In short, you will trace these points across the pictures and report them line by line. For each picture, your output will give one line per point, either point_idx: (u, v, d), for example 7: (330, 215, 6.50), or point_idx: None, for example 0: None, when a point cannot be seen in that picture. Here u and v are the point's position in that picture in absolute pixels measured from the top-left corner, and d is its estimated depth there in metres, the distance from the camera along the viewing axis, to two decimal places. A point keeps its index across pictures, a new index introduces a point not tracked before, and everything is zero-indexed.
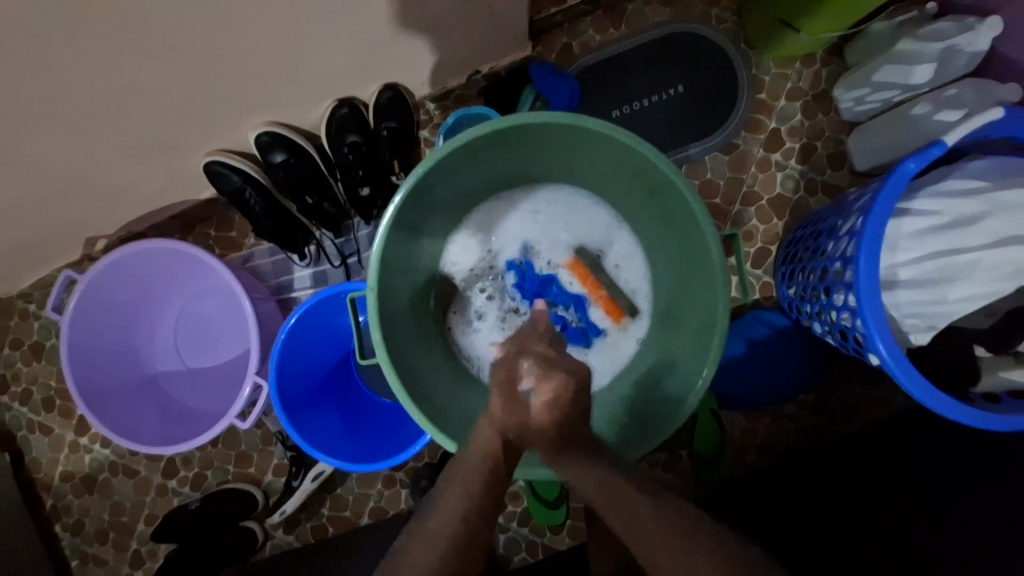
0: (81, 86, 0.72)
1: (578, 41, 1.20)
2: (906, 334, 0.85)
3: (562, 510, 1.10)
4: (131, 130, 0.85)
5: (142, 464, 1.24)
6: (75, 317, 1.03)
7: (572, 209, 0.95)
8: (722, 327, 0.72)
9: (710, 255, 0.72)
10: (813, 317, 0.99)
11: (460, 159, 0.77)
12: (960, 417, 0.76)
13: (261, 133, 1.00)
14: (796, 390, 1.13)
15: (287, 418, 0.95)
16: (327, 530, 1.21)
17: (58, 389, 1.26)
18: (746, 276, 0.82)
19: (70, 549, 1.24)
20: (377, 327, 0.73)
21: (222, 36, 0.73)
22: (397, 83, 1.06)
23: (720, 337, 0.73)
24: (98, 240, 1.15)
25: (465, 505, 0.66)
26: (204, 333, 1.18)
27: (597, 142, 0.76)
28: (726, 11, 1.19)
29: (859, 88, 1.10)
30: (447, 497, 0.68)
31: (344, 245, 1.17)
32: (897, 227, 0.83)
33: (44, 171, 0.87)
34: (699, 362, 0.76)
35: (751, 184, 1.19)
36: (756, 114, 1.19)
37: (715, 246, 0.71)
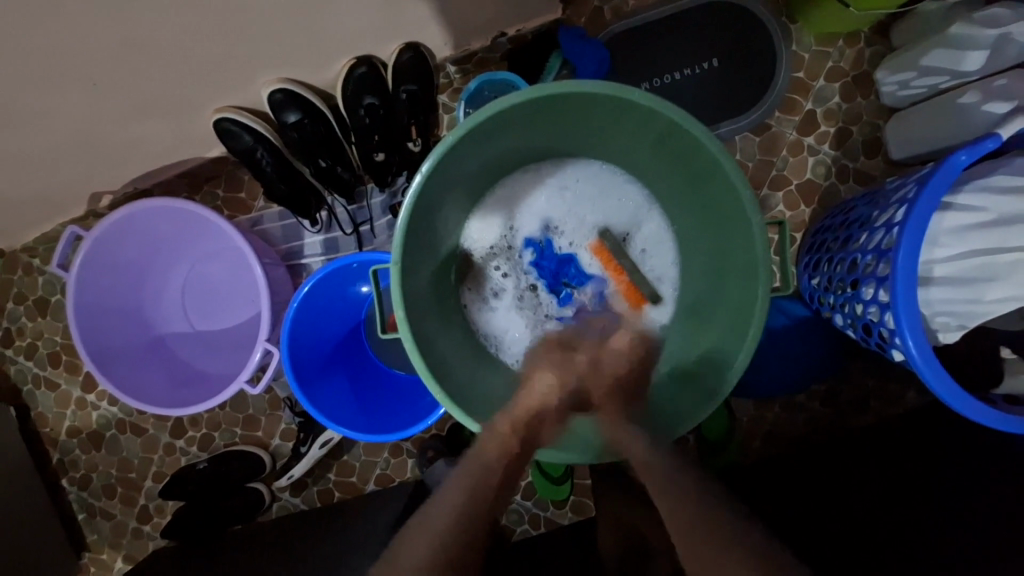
0: (87, 30, 0.67)
1: (611, 5, 1.12)
2: (934, 332, 0.83)
3: (567, 487, 1.12)
4: (140, 80, 0.80)
5: (150, 424, 1.25)
6: (82, 275, 1.01)
7: (600, 188, 0.91)
8: (759, 320, 0.70)
9: (753, 246, 0.70)
10: (835, 309, 0.97)
11: (492, 128, 0.73)
12: (983, 419, 0.75)
13: (274, 90, 0.94)
14: (809, 381, 1.13)
15: (298, 386, 0.94)
16: (333, 495, 1.22)
17: (64, 345, 1.24)
18: (789, 266, 0.78)
19: (77, 502, 1.26)
20: (400, 304, 0.71)
21: None
22: (419, 42, 1.00)
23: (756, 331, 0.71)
24: (104, 196, 1.12)
25: (474, 498, 0.71)
26: (212, 296, 1.16)
27: (642, 118, 0.72)
28: None
29: (904, 72, 1.04)
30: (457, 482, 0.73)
31: (357, 212, 1.14)
32: (938, 221, 0.80)
33: (48, 121, 0.83)
34: (729, 355, 0.74)
35: (781, 168, 1.14)
36: (793, 94, 1.14)
37: (760, 237, 0.69)
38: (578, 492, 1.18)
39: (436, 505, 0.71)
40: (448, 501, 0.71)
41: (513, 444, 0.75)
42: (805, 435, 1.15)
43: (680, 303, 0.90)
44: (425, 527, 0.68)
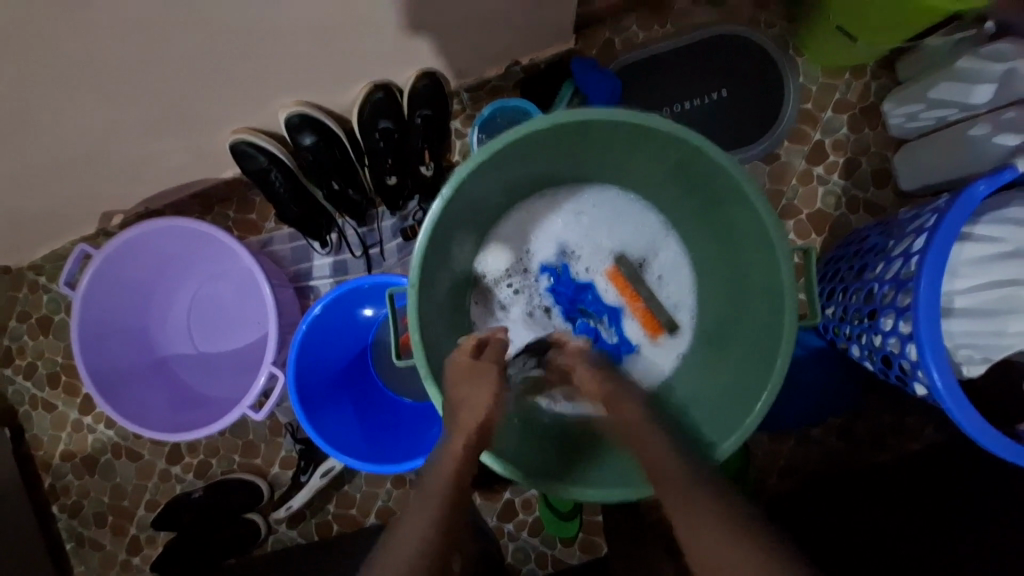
0: (116, 48, 0.69)
1: (621, 38, 1.15)
2: (958, 364, 0.81)
3: (577, 523, 1.08)
4: (163, 101, 0.82)
5: (146, 448, 1.21)
6: (88, 294, 0.99)
7: (616, 213, 0.91)
8: (786, 354, 0.68)
9: (778, 275, 0.68)
10: (851, 339, 0.96)
11: (511, 153, 0.73)
12: (1012, 456, 0.72)
13: (291, 113, 0.95)
14: (824, 413, 1.10)
15: (303, 413, 0.91)
16: (332, 528, 1.18)
17: (64, 365, 1.22)
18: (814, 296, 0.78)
19: (67, 531, 1.21)
20: (416, 326, 0.69)
21: (269, 5, 0.70)
22: (435, 70, 1.01)
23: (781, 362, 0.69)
24: (116, 215, 1.12)
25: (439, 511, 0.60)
26: (217, 317, 1.14)
27: (662, 143, 0.72)
28: (776, 16, 1.15)
29: (911, 104, 1.06)
30: (419, 507, 0.60)
31: (367, 234, 1.13)
32: (957, 252, 0.80)
33: (70, 139, 0.84)
34: (756, 385, 0.71)
35: (792, 198, 1.15)
36: (801, 125, 1.15)
37: (786, 269, 0.67)
38: (588, 530, 1.13)
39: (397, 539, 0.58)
40: (413, 529, 0.58)
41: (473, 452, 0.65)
42: (822, 471, 1.11)
43: (700, 330, 0.89)
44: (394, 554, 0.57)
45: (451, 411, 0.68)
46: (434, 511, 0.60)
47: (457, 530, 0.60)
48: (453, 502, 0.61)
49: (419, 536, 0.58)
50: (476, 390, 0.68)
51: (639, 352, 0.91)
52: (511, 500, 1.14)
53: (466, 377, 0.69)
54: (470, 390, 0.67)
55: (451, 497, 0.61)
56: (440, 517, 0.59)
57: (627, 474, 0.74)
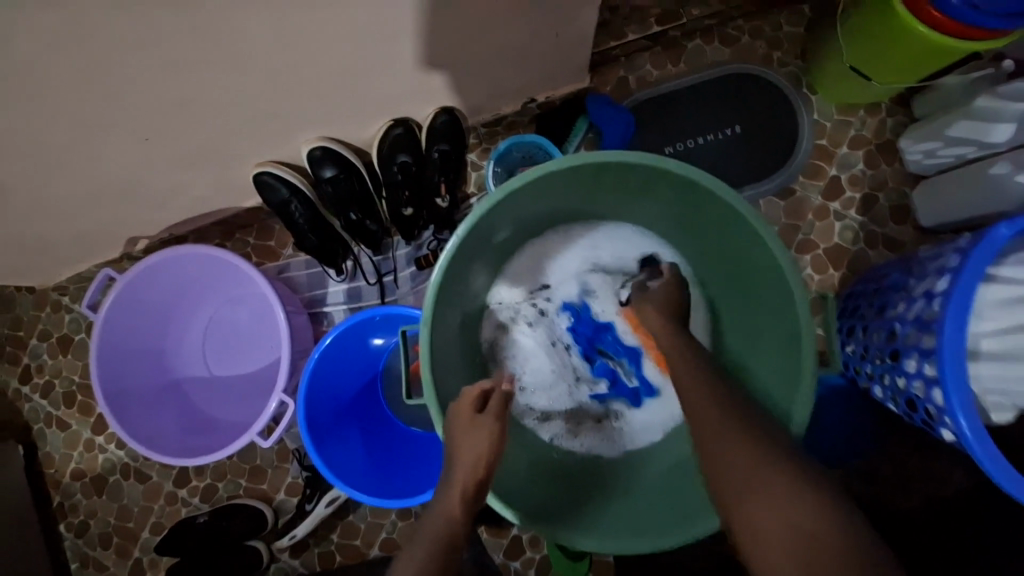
0: (150, 90, 0.73)
1: (635, 75, 1.18)
2: (987, 411, 0.78)
3: (586, 566, 1.02)
4: (192, 136, 0.85)
5: (154, 470, 1.21)
6: (110, 318, 1.02)
7: (633, 251, 0.91)
8: (805, 403, 0.67)
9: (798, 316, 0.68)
10: (874, 379, 0.93)
11: (525, 193, 0.74)
12: None
13: (313, 148, 0.99)
14: (844, 455, 1.06)
15: (311, 442, 0.91)
16: (334, 559, 1.16)
17: (81, 383, 1.24)
18: None
19: (71, 551, 1.21)
20: (427, 363, 0.69)
21: (295, 50, 0.73)
22: (454, 106, 1.04)
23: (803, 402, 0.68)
24: (140, 240, 1.15)
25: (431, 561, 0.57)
26: (232, 341, 1.16)
27: (675, 184, 0.72)
28: (789, 55, 1.17)
29: (927, 142, 1.05)
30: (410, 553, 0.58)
31: (381, 262, 1.15)
32: (982, 294, 0.77)
33: (102, 170, 0.88)
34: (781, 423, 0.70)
35: (808, 232, 1.14)
36: (816, 160, 1.15)
37: (806, 316, 0.66)
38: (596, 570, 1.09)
39: None
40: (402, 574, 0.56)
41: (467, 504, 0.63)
42: None
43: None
44: None
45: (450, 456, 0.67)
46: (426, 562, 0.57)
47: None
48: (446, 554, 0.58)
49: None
50: (476, 438, 0.67)
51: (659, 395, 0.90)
52: (517, 537, 1.11)
53: (466, 427, 0.68)
54: (470, 439, 0.67)
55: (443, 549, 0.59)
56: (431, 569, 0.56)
57: (643, 524, 0.73)
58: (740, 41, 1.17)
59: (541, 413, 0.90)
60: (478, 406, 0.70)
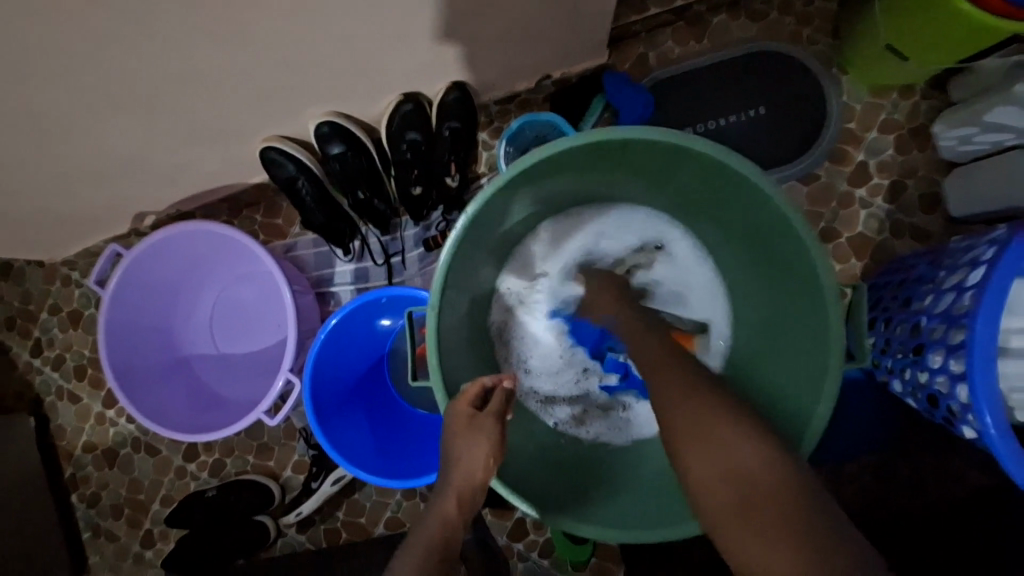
0: (154, 59, 0.70)
1: (655, 52, 1.13)
2: (1012, 411, 0.75)
3: (589, 549, 1.04)
4: (197, 109, 0.83)
5: (164, 444, 1.23)
6: (118, 294, 1.01)
7: (647, 235, 0.88)
8: (830, 392, 0.65)
9: (824, 306, 0.65)
10: (893, 374, 0.91)
11: (539, 172, 0.71)
12: None
13: (321, 123, 0.96)
14: (858, 450, 1.04)
15: (317, 423, 0.90)
16: (340, 535, 1.17)
17: (91, 358, 1.25)
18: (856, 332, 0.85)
19: (84, 520, 1.24)
20: (433, 348, 0.68)
21: (304, 19, 0.70)
22: (466, 82, 1.00)
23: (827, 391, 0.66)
24: (148, 216, 1.13)
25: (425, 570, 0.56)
26: (240, 320, 1.15)
27: (699, 165, 0.69)
28: (820, 33, 1.11)
29: (964, 127, 1.00)
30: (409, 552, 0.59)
31: (389, 243, 1.13)
32: (1016, 288, 0.74)
33: (108, 143, 0.86)
34: (800, 415, 0.68)
35: (831, 220, 1.09)
36: (843, 145, 1.10)
37: (834, 304, 0.63)
38: (600, 555, 1.10)
39: None
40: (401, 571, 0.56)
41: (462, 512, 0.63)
42: None
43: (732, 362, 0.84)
44: None
45: (449, 462, 0.66)
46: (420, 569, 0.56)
47: None
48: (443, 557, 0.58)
49: None
50: (476, 445, 0.66)
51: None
52: (521, 519, 1.11)
53: (466, 429, 0.67)
54: (471, 445, 0.66)
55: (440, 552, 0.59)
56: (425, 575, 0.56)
57: (650, 515, 0.71)
58: (769, 17, 1.11)
59: (545, 399, 0.89)
60: (478, 405, 0.69)
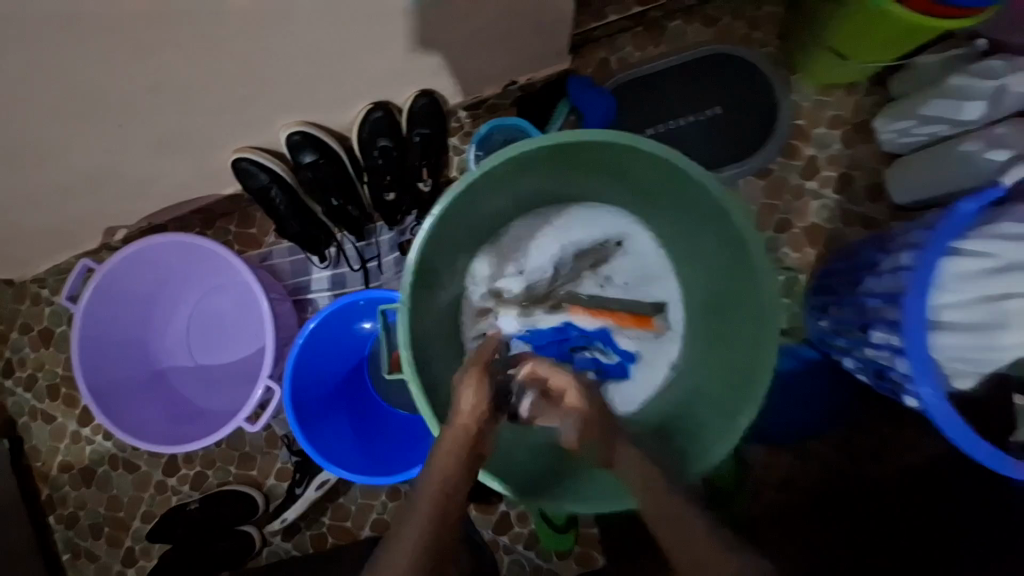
0: (119, 72, 0.71)
1: (617, 57, 1.18)
2: (949, 378, 0.83)
3: (571, 538, 1.08)
4: (166, 120, 0.84)
5: (143, 460, 1.22)
6: (90, 308, 1.01)
7: (604, 232, 0.91)
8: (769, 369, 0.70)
9: (761, 291, 0.70)
10: (847, 352, 0.98)
11: (498, 174, 0.74)
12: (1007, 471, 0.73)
13: (292, 132, 0.97)
14: (821, 428, 1.10)
15: (298, 426, 0.92)
16: (326, 540, 1.18)
17: (64, 376, 1.23)
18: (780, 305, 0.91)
19: (62, 542, 1.21)
20: (405, 344, 0.70)
21: (269, 30, 0.72)
22: (434, 89, 1.03)
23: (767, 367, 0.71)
24: (119, 230, 1.12)
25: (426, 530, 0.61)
26: (217, 331, 1.16)
27: (647, 162, 0.73)
28: (769, 36, 1.17)
29: (903, 120, 1.06)
30: (413, 515, 0.62)
31: (365, 248, 1.14)
32: (946, 267, 0.80)
33: (76, 157, 0.86)
34: (744, 396, 0.74)
35: (786, 212, 1.16)
36: (794, 141, 1.17)
37: (770, 286, 0.69)
38: (583, 543, 1.13)
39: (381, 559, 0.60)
40: (409, 537, 0.60)
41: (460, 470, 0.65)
42: None
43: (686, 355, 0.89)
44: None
45: (448, 415, 0.69)
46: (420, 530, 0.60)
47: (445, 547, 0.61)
48: (448, 513, 0.63)
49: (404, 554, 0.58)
50: (469, 391, 0.69)
51: (640, 364, 0.91)
52: (505, 513, 1.14)
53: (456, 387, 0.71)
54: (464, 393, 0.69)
55: (445, 508, 0.63)
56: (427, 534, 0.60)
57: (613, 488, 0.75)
58: (721, 21, 1.17)
59: None
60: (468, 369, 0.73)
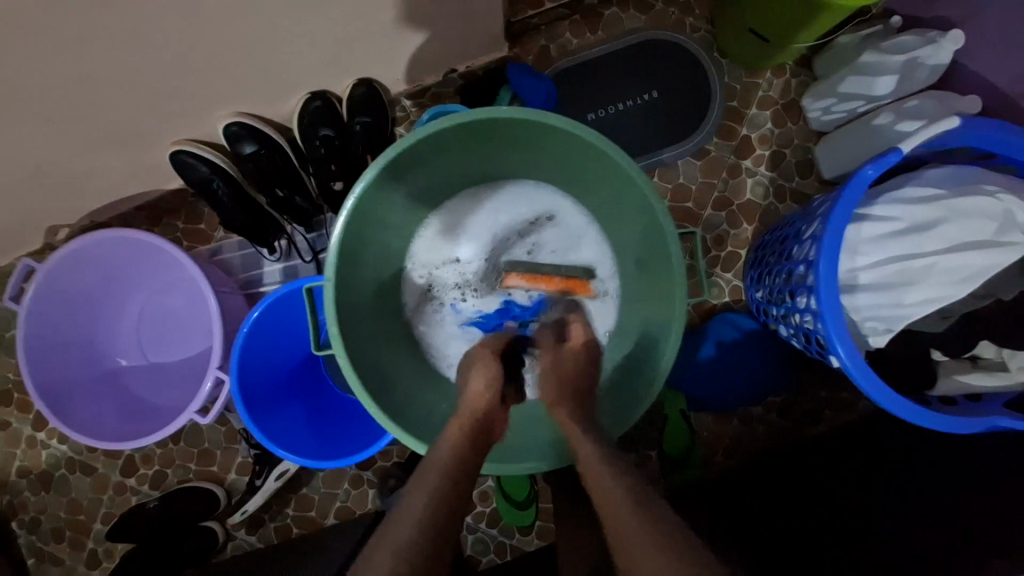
0: (43, 67, 0.71)
1: (556, 44, 1.21)
2: (865, 337, 0.88)
3: (532, 513, 1.10)
4: (99, 115, 0.84)
5: (100, 461, 1.20)
6: (33, 308, 1.00)
7: (534, 207, 0.96)
8: (680, 319, 0.76)
9: (667, 247, 0.76)
10: (779, 320, 1.02)
11: (420, 153, 0.79)
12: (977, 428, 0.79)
13: (229, 123, 0.98)
14: (764, 394, 1.15)
15: (247, 414, 0.93)
16: (291, 531, 1.19)
17: (16, 381, 1.21)
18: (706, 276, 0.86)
19: (27, 546, 1.20)
20: (334, 320, 0.75)
21: (194, 24, 0.73)
22: (373, 78, 1.06)
23: (680, 317, 0.77)
24: (61, 228, 1.12)
25: (438, 490, 0.59)
26: (168, 328, 1.15)
27: (559, 135, 0.78)
28: (700, 20, 1.22)
29: (825, 98, 1.11)
30: (421, 484, 0.60)
31: (316, 240, 1.16)
32: (857, 232, 0.86)
33: (9, 154, 0.86)
34: (658, 353, 0.80)
35: (723, 190, 1.21)
36: (729, 121, 1.21)
37: (674, 244, 0.75)
38: (542, 517, 1.17)
39: (391, 523, 0.56)
40: (414, 505, 0.57)
41: (469, 442, 0.66)
42: (767, 448, 1.17)
43: (618, 325, 0.93)
44: (386, 543, 0.54)
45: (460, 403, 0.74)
46: (434, 490, 0.59)
47: (459, 508, 0.59)
48: (451, 485, 0.60)
49: (417, 515, 0.56)
50: (475, 375, 0.77)
51: (585, 321, 0.94)
52: None
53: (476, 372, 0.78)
54: (471, 377, 0.77)
55: (452, 479, 0.61)
56: (441, 493, 0.59)
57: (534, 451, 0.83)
58: (655, 7, 1.21)
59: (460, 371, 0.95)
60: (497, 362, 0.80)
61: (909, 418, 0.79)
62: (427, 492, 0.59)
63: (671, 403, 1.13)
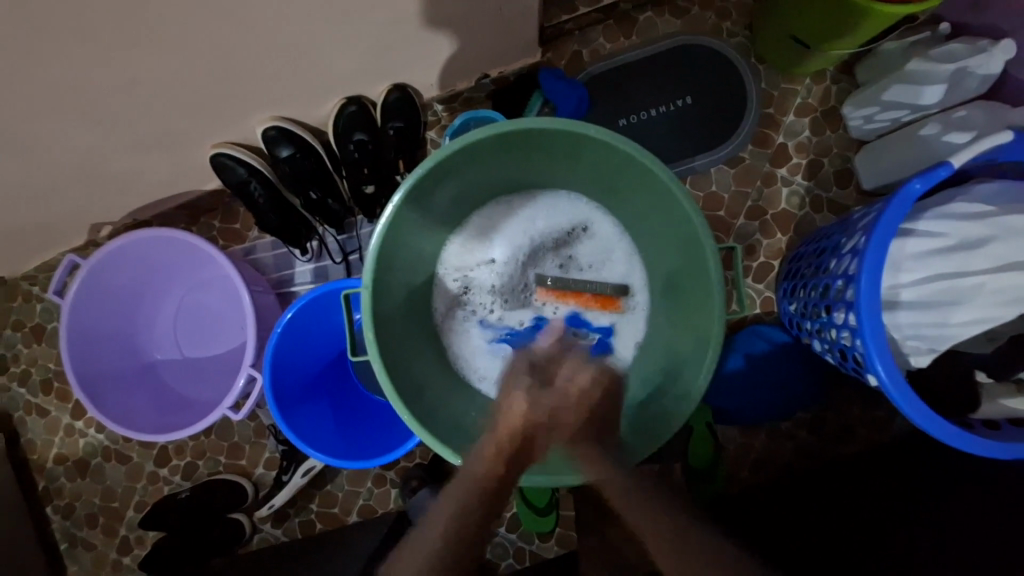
0: (94, 73, 0.73)
1: (588, 49, 1.20)
2: (906, 356, 0.85)
3: (554, 519, 1.10)
4: (143, 118, 0.86)
5: (135, 451, 1.25)
6: (76, 303, 1.04)
7: (567, 217, 0.96)
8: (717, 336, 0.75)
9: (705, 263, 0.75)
10: (813, 334, 0.99)
11: (458, 163, 0.80)
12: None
13: (268, 127, 1.00)
14: (794, 409, 1.13)
15: (278, 412, 0.95)
16: (315, 526, 1.21)
17: (56, 372, 1.26)
18: (742, 289, 0.86)
19: (60, 531, 1.25)
20: (369, 325, 0.76)
21: (237, 30, 0.74)
22: (406, 83, 1.06)
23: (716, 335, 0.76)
24: (104, 226, 1.17)
25: (463, 505, 0.70)
26: (203, 324, 1.19)
27: (597, 148, 0.78)
28: (737, 26, 1.19)
29: (867, 107, 1.09)
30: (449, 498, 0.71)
31: (346, 241, 1.18)
32: (900, 248, 0.83)
33: (59, 155, 0.89)
34: (690, 370, 0.79)
35: (757, 199, 1.18)
36: (764, 129, 1.19)
37: (713, 260, 0.74)
38: (563, 524, 1.17)
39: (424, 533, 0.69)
40: (441, 518, 0.70)
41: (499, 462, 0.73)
42: (794, 464, 1.14)
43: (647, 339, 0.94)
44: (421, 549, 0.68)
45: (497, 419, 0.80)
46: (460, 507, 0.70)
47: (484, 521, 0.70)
48: (479, 505, 0.70)
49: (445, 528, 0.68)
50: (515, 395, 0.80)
51: (616, 337, 0.95)
52: None
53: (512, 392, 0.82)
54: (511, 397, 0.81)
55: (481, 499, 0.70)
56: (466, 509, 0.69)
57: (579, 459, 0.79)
58: (691, 12, 1.19)
59: (487, 379, 0.96)
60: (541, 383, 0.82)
61: (944, 438, 0.76)
62: (452, 510, 0.70)
63: (698, 416, 1.11)
